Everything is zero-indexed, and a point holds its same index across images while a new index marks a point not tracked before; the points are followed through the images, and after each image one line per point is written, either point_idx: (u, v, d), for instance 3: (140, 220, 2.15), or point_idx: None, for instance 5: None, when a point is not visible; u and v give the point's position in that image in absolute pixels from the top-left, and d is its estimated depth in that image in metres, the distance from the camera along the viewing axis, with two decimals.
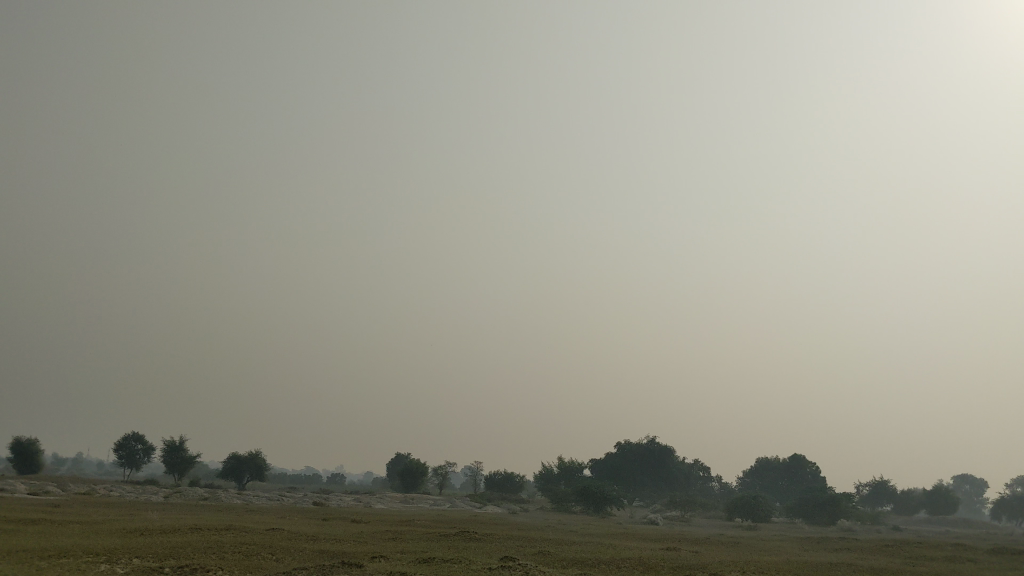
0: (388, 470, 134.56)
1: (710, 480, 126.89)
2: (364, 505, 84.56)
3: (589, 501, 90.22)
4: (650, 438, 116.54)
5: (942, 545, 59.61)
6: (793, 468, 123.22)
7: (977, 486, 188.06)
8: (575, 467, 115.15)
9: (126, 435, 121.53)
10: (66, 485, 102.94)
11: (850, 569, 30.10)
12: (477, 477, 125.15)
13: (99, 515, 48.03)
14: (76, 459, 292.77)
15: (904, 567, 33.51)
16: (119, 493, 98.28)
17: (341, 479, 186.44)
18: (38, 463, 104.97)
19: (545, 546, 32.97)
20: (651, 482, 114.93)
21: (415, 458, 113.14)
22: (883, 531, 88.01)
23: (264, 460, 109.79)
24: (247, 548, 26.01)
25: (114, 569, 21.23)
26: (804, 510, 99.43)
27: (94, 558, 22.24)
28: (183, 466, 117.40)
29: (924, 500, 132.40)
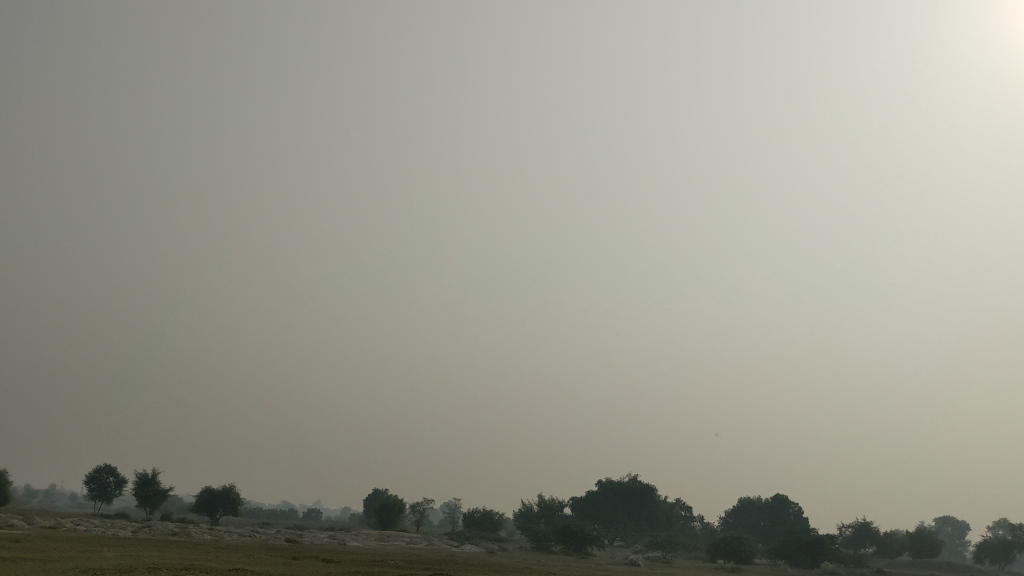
0: (365, 506, 131.91)
1: (691, 520, 125.10)
2: (338, 542, 82.35)
3: (569, 541, 88.25)
4: (632, 476, 114.99)
5: None
6: (775, 508, 121.77)
7: (959, 528, 187.05)
8: (555, 505, 113.11)
9: (98, 467, 118.60)
10: (35, 518, 99.81)
11: None
12: (455, 514, 122.93)
13: (59, 551, 45.98)
14: (48, 491, 286.43)
15: None
16: (88, 527, 95.49)
17: (316, 514, 182.90)
18: (5, 495, 101.75)
19: None
20: (632, 522, 113.03)
21: (393, 494, 110.91)
22: (867, 575, 86.36)
23: (239, 494, 107.14)
24: None
25: None
26: (786, 552, 97.70)
27: None
28: (156, 500, 114.39)
29: (907, 542, 130.79)
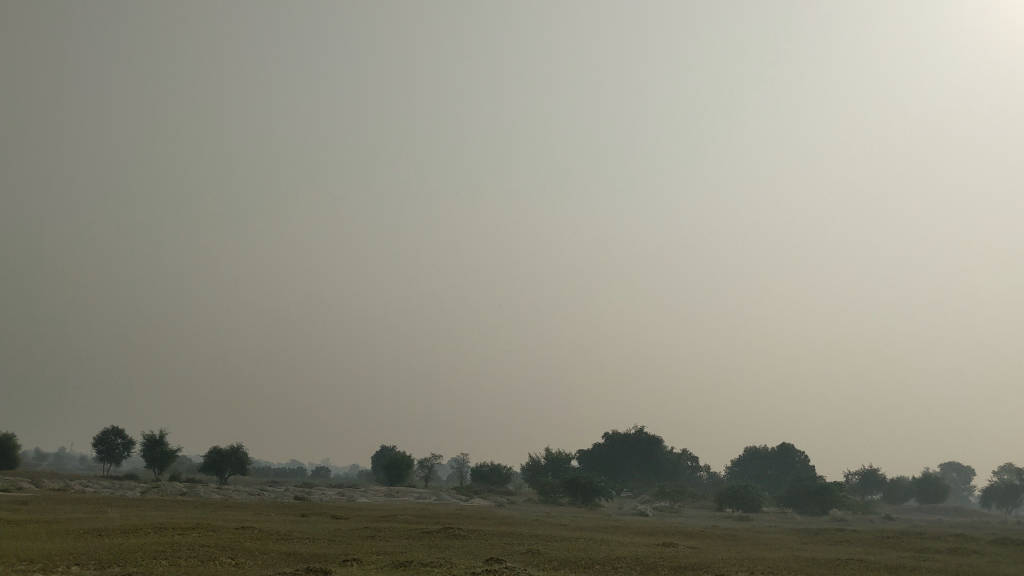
0: (372, 463, 132.03)
1: (698, 470, 125.21)
2: (347, 499, 82.13)
3: (578, 493, 88.14)
4: (637, 428, 114.94)
5: (940, 535, 57.85)
6: (782, 457, 121.86)
7: (964, 474, 187.69)
8: (562, 458, 113.13)
9: (105, 429, 118.68)
10: (44, 481, 99.81)
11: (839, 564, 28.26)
12: (463, 469, 123.04)
13: (65, 513, 45.33)
14: (57, 454, 288.68)
15: (901, 561, 31.70)
16: (96, 489, 95.45)
17: (324, 472, 183.92)
18: (14, 458, 101.65)
19: (534, 544, 30.28)
20: (640, 473, 113.05)
21: (400, 451, 110.86)
22: (876, 521, 86.25)
23: (246, 454, 107.13)
24: (205, 552, 22.99)
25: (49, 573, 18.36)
26: (795, 500, 97.69)
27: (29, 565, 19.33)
28: (164, 460, 114.47)
29: (914, 488, 130.93)
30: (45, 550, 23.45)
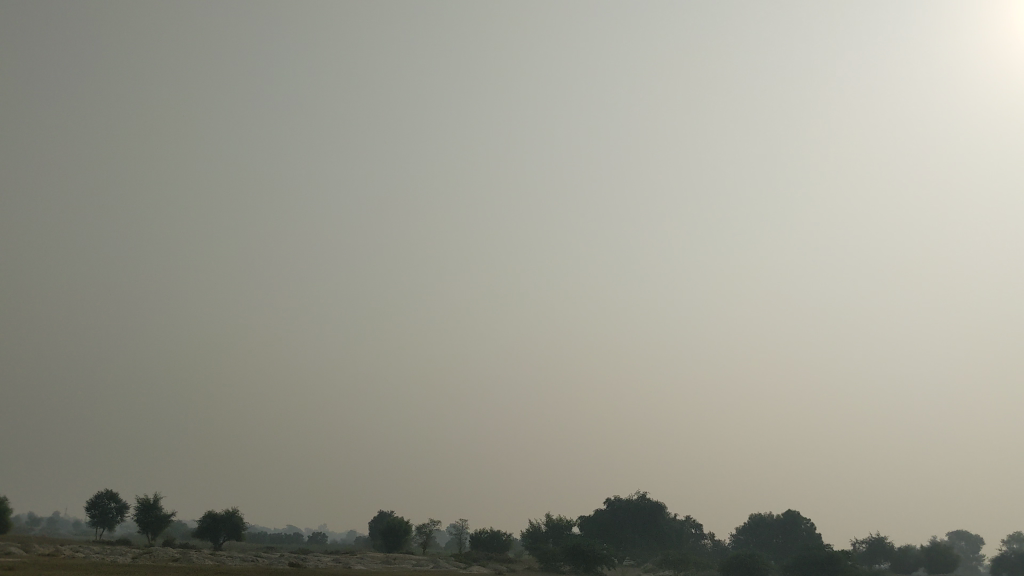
0: (370, 528, 129.44)
1: (702, 537, 122.57)
2: (342, 566, 79.99)
3: (579, 561, 85.93)
4: (640, 494, 112.68)
5: None
6: (787, 525, 119.30)
7: (972, 543, 184.18)
8: (564, 524, 110.75)
9: (99, 492, 116.46)
10: (35, 546, 97.46)
11: None
12: (462, 535, 120.57)
13: None
14: (51, 518, 284.30)
15: None
16: (87, 554, 93.21)
17: (320, 538, 180.53)
18: (5, 522, 99.48)
19: None
20: (643, 541, 110.55)
21: (398, 516, 108.64)
22: None
23: (242, 518, 104.90)
24: None
25: None
26: (802, 569, 95.22)
27: None
28: (158, 525, 112.14)
29: (922, 557, 128.03)
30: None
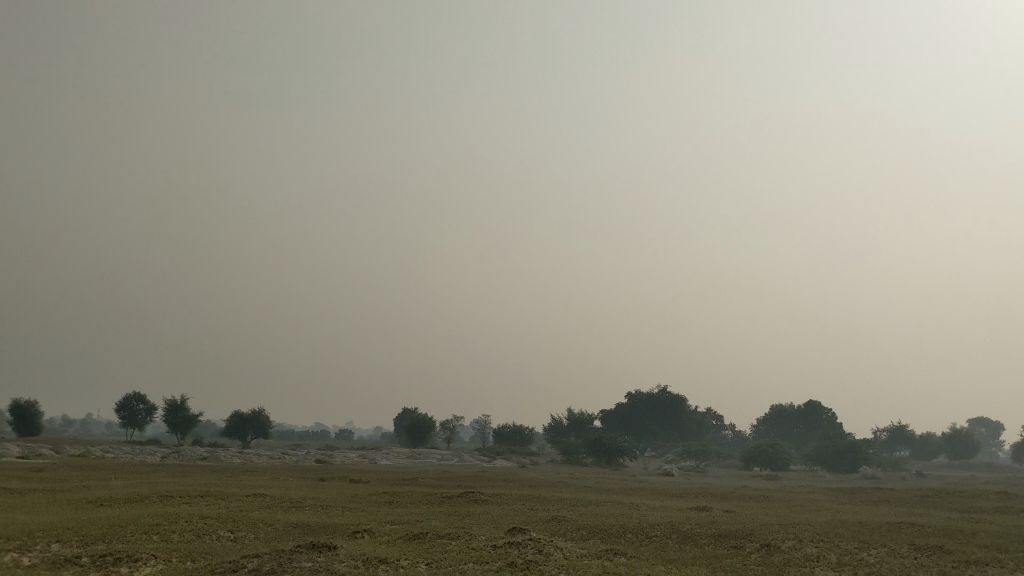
0: (395, 424, 130.93)
1: (723, 428, 123.34)
2: (367, 462, 80.55)
3: (602, 453, 86.57)
4: (661, 387, 113.01)
5: (979, 494, 55.64)
6: (808, 414, 119.41)
7: (992, 429, 185.03)
8: (585, 418, 111.46)
9: (127, 394, 117.76)
10: (66, 447, 99.04)
11: (875, 527, 26.28)
12: (485, 430, 121.76)
13: (74, 481, 43.22)
14: (85, 420, 290.88)
15: (944, 522, 29.54)
16: (117, 454, 94.67)
17: (346, 434, 183.55)
18: (38, 425, 100.84)
19: (559, 510, 28.27)
20: (664, 432, 111.33)
21: (421, 412, 109.44)
22: (908, 479, 83.84)
23: (268, 417, 105.88)
24: (203, 525, 20.92)
25: (19, 559, 15.40)
26: (822, 458, 95.73)
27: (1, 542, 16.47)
28: (186, 425, 113.60)
29: (943, 444, 128.51)
30: (56, 521, 20.97)
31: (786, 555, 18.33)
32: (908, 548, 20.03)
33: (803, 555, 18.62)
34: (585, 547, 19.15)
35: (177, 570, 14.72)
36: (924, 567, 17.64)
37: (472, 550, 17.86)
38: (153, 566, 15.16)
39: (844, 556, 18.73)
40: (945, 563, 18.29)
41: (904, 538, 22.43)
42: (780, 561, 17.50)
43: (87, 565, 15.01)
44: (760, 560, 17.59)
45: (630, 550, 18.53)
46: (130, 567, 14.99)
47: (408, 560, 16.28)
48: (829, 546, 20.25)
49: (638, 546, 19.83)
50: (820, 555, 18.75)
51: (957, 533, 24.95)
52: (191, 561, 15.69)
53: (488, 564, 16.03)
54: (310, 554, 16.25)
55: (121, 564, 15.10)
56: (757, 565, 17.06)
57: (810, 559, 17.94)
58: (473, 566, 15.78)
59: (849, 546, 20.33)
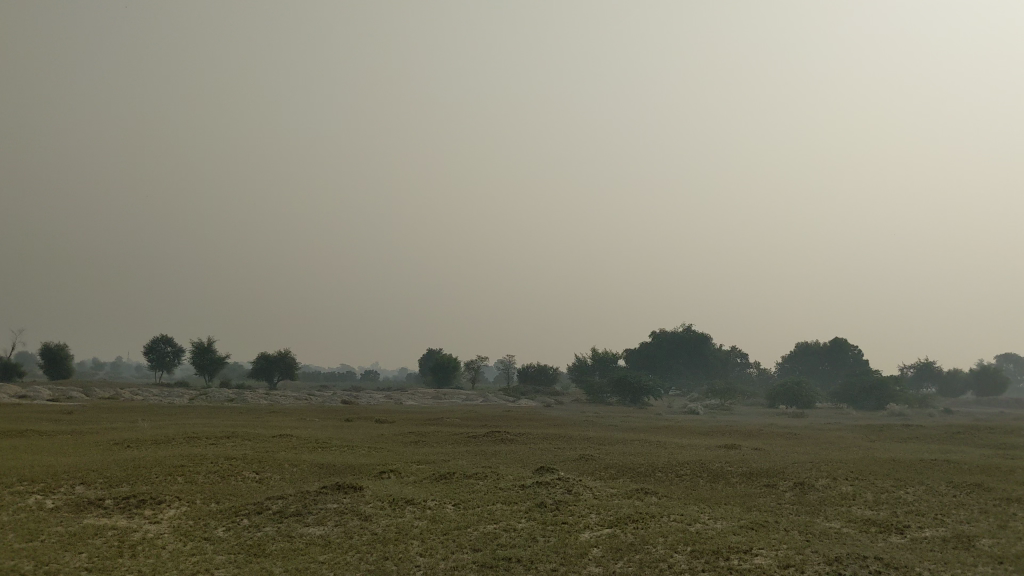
0: (420, 365, 131.47)
1: (748, 366, 122.99)
2: (393, 402, 80.78)
3: (626, 392, 86.50)
4: (685, 325, 112.51)
5: (1012, 430, 54.91)
6: (834, 351, 118.76)
7: (1020, 365, 183.73)
8: (609, 357, 111.35)
9: (155, 337, 118.70)
10: (96, 390, 99.99)
11: (909, 463, 25.76)
12: (510, 370, 121.94)
13: (101, 424, 43.40)
14: (115, 363, 294.79)
15: (980, 458, 28.97)
16: (147, 397, 95.60)
17: (372, 375, 185.03)
18: (68, 369, 101.90)
19: (587, 450, 27.90)
20: (688, 371, 111.14)
21: (446, 353, 109.69)
22: (936, 415, 83.23)
23: (294, 359, 106.41)
24: (226, 467, 20.63)
25: (37, 504, 15.07)
26: (849, 395, 95.22)
27: (20, 487, 16.20)
28: (214, 367, 114.52)
29: (971, 380, 127.61)
30: (81, 464, 20.79)
31: (821, 495, 17.76)
32: (947, 486, 19.49)
33: (839, 493, 18.04)
34: (614, 486, 18.66)
35: (202, 513, 14.44)
36: (967, 506, 16.98)
37: (498, 491, 17.39)
38: (174, 510, 14.83)
39: (883, 495, 18.10)
40: (990, 501, 17.58)
41: (943, 475, 21.78)
42: (817, 501, 16.87)
43: (108, 509, 14.70)
44: (794, 500, 16.98)
45: (660, 490, 17.98)
46: (151, 511, 14.64)
47: (433, 503, 15.82)
48: (865, 484, 19.66)
49: (668, 485, 19.33)
50: (857, 494, 18.14)
51: (995, 469, 24.33)
52: (212, 504, 15.32)
53: (513, 505, 15.49)
54: (332, 498, 15.84)
55: (141, 508, 14.77)
56: (791, 504, 16.50)
57: (847, 497, 17.43)
58: (500, 508, 15.27)
59: (887, 484, 19.68)
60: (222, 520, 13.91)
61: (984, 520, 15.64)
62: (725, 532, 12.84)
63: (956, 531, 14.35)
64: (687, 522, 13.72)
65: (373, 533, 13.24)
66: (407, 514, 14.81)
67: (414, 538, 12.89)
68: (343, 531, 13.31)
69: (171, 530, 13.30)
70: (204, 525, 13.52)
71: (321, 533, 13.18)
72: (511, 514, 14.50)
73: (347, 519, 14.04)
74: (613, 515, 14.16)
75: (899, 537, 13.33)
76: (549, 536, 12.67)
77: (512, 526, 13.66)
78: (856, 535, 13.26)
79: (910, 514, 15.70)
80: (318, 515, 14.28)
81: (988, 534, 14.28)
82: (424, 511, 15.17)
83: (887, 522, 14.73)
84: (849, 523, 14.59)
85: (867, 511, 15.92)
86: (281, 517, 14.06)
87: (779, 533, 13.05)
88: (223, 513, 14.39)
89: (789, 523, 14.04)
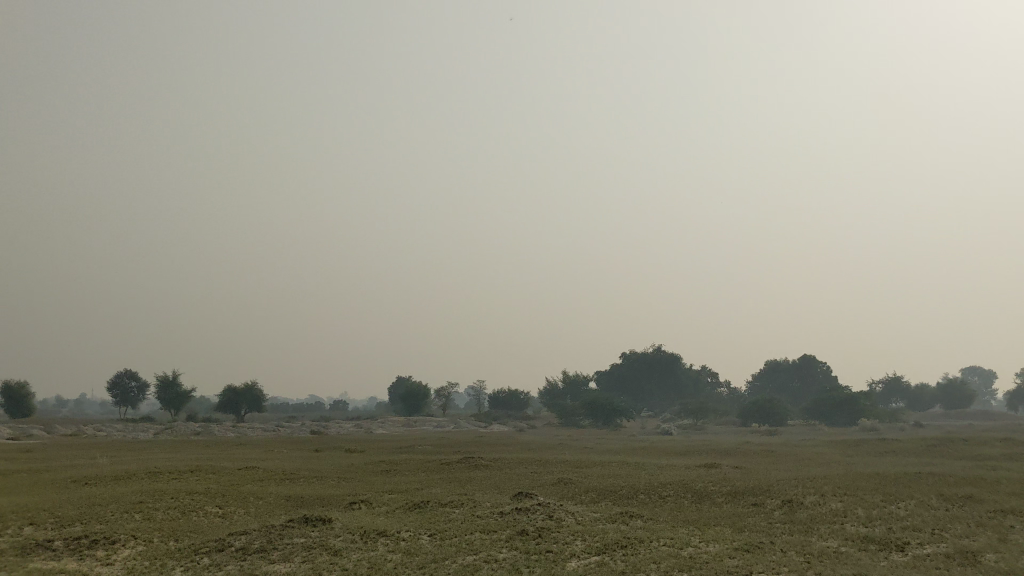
0: (390, 394, 129.92)
1: (718, 386, 122.83)
2: (363, 431, 79.32)
3: (599, 415, 85.77)
4: (655, 346, 112.30)
5: (986, 441, 54.84)
6: (803, 368, 118.98)
7: (985, 378, 185.50)
8: (580, 380, 110.65)
9: (119, 372, 116.24)
10: (57, 428, 97.54)
11: (893, 477, 25.25)
12: (480, 397, 120.71)
13: (60, 461, 41.83)
14: (79, 401, 289.60)
15: (963, 470, 28.53)
16: (111, 433, 93.39)
17: (342, 405, 182.87)
18: (29, 407, 99.34)
19: (564, 473, 27.12)
20: (659, 392, 110.67)
21: (416, 380, 108.43)
22: (907, 430, 83.20)
23: (262, 390, 104.57)
24: (188, 502, 19.60)
25: None
26: (821, 412, 95.13)
27: None
28: (179, 401, 112.24)
29: (940, 393, 128.24)
30: (35, 503, 19.67)
31: (810, 513, 17.11)
32: (937, 500, 18.95)
33: (828, 511, 17.42)
34: (597, 510, 17.87)
35: (159, 552, 13.49)
36: (962, 520, 16.42)
37: (474, 519, 16.54)
38: (130, 550, 13.84)
39: (873, 511, 17.47)
40: (982, 514, 17.00)
41: (930, 489, 21.27)
42: (807, 520, 16.17)
43: (56, 551, 13.68)
44: (781, 519, 16.29)
45: (641, 513, 17.25)
46: (104, 552, 13.64)
47: (406, 535, 14.91)
48: (854, 500, 19.06)
49: (651, 507, 18.56)
50: (848, 510, 17.51)
51: (981, 481, 23.86)
52: (169, 543, 14.33)
53: (488, 534, 14.67)
54: (300, 532, 14.90)
55: (95, 549, 13.77)
56: (779, 523, 15.82)
57: (838, 515, 16.78)
58: (477, 537, 14.43)
59: (875, 499, 19.11)
60: (180, 559, 12.95)
61: (980, 534, 15.08)
62: (718, 556, 12.11)
63: (956, 546, 13.73)
64: (678, 547, 12.93)
65: (340, 569, 12.29)
66: (378, 547, 13.91)
67: (387, 574, 11.98)
68: (310, 568, 12.39)
69: (122, 573, 12.30)
70: (160, 566, 12.56)
71: (287, 572, 12.23)
72: (488, 545, 13.64)
73: (314, 555, 13.09)
74: (598, 542, 13.38)
75: (900, 556, 12.67)
76: (532, 568, 11.80)
77: (490, 557, 12.80)
78: (856, 555, 12.58)
79: (904, 530, 15.07)
80: (283, 551, 13.34)
81: (987, 548, 13.70)
82: (397, 543, 14.30)
83: (882, 540, 14.08)
84: (844, 541, 13.93)
85: (860, 529, 15.25)
86: (243, 555, 13.13)
87: (775, 554, 12.35)
88: (180, 552, 13.39)
89: (784, 544, 13.34)
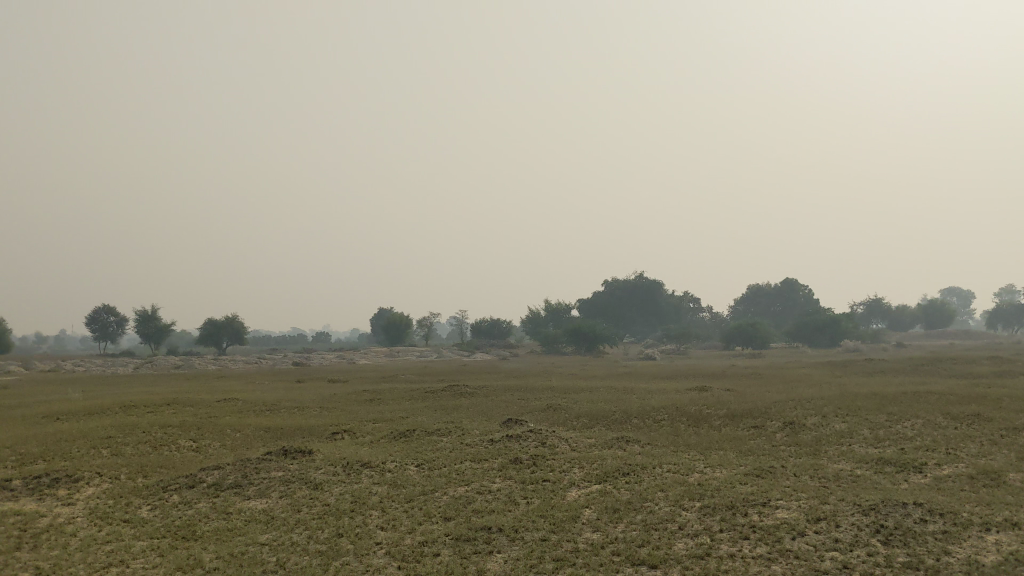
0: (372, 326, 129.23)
1: (701, 311, 122.77)
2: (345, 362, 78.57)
3: (582, 341, 85.43)
4: (637, 273, 111.81)
5: (971, 359, 54.73)
6: (785, 292, 118.95)
7: (964, 298, 186.89)
8: (562, 308, 110.19)
9: (97, 307, 114.71)
10: (36, 364, 96.45)
11: (891, 395, 24.57)
12: (463, 326, 120.16)
13: (34, 395, 40.83)
14: (60, 336, 288.04)
15: (959, 388, 27.94)
16: (89, 367, 92.38)
17: (325, 337, 182.41)
18: (6, 344, 98.03)
19: (554, 399, 26.30)
20: (641, 318, 110.40)
21: (398, 311, 107.64)
22: (889, 351, 83.13)
23: (242, 323, 103.47)
24: (162, 435, 18.58)
25: None
26: (804, 334, 95.18)
27: None
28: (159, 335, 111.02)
29: (920, 313, 128.77)
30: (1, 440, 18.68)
31: (815, 435, 16.28)
32: (945, 419, 18.16)
33: (833, 432, 16.58)
34: (591, 436, 16.99)
35: (125, 490, 12.49)
36: (976, 439, 15.62)
37: (463, 447, 15.58)
38: (92, 489, 12.84)
39: (881, 431, 16.66)
40: (995, 433, 16.21)
41: (935, 407, 20.48)
42: (813, 442, 15.31)
43: (15, 492, 12.66)
44: (786, 443, 15.43)
45: (637, 438, 16.36)
46: (64, 491, 12.62)
47: (389, 467, 13.94)
48: (859, 420, 18.27)
49: (646, 431, 17.69)
50: (854, 431, 16.69)
51: (981, 398, 23.20)
52: (133, 480, 13.31)
53: (477, 465, 13.68)
54: (276, 466, 13.92)
55: (55, 488, 12.74)
56: (785, 446, 14.97)
57: (844, 436, 15.99)
58: (465, 468, 13.46)
59: (880, 418, 18.34)
60: (147, 497, 11.97)
61: (997, 453, 14.25)
62: (729, 482, 11.22)
63: (975, 467, 12.88)
64: (683, 472, 12.04)
65: (319, 506, 11.33)
66: (359, 480, 12.96)
67: (372, 510, 11.03)
68: (283, 506, 11.41)
69: (83, 513, 11.28)
70: (125, 506, 11.58)
71: (259, 510, 11.24)
72: (479, 475, 12.68)
73: (289, 491, 12.11)
74: (595, 470, 12.46)
75: (920, 478, 11.81)
76: (528, 500, 10.86)
77: (480, 489, 11.84)
78: (875, 478, 11.73)
79: (916, 451, 14.26)
80: (258, 487, 12.33)
81: (1005, 468, 12.88)
82: (381, 476, 13.32)
83: (895, 461, 13.26)
84: (855, 464, 13.09)
85: (869, 449, 14.45)
86: (216, 493, 12.15)
87: (787, 479, 11.49)
88: (147, 491, 12.38)
89: (796, 468, 12.46)
